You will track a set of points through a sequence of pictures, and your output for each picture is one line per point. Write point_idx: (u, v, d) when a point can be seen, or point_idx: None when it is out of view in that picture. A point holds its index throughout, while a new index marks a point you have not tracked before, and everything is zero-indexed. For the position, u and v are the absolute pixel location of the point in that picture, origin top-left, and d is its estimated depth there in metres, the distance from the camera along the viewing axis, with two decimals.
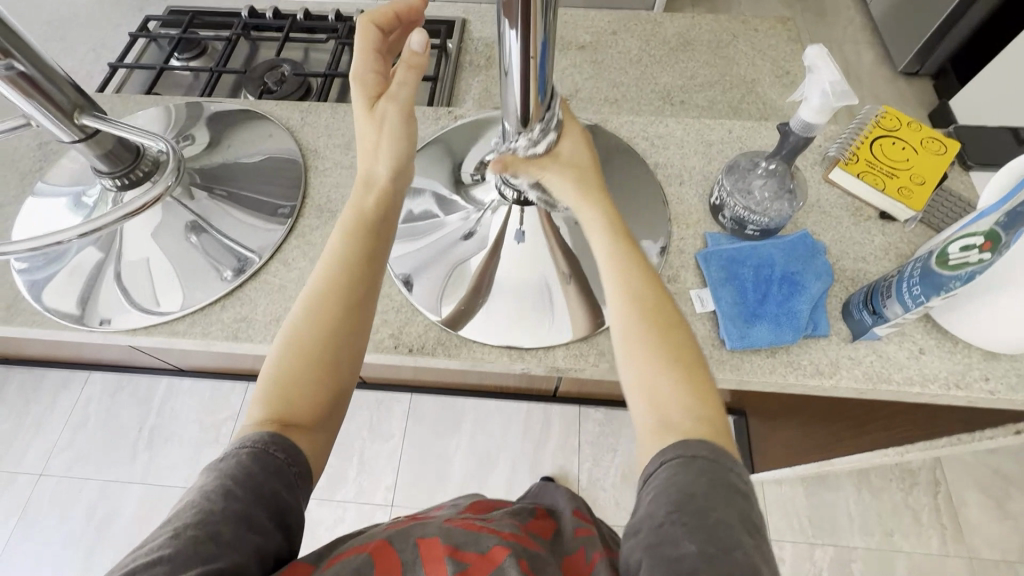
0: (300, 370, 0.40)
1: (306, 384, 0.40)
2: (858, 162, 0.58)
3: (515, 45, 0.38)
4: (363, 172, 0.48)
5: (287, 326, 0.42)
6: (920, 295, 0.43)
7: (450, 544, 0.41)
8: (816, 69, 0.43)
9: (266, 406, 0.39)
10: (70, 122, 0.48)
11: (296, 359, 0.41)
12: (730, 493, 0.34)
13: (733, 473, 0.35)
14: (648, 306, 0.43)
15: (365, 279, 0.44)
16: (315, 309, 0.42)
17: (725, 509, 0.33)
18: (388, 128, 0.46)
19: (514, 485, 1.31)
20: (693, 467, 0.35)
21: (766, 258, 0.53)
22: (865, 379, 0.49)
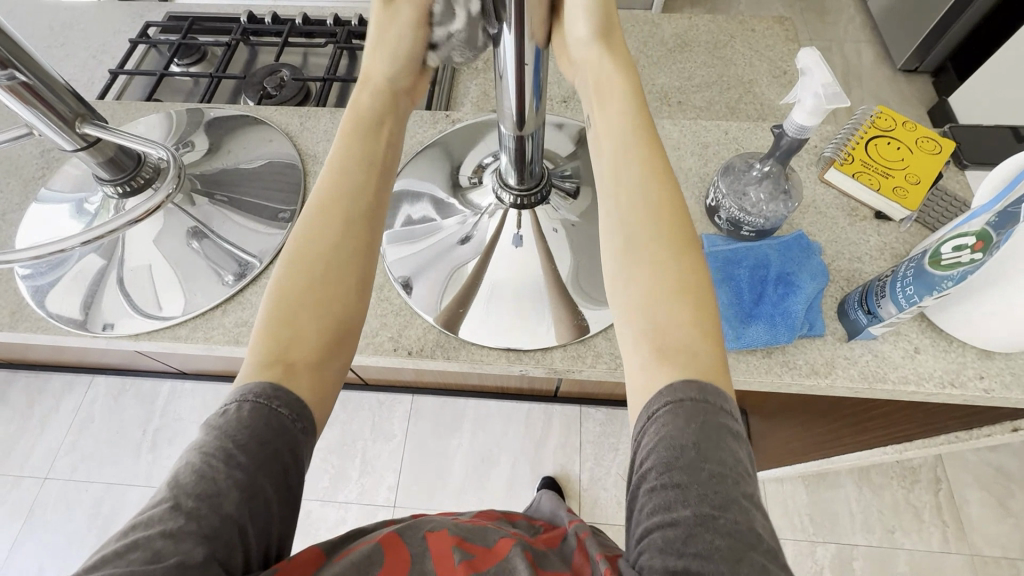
0: (297, 307, 0.37)
1: (309, 323, 0.36)
2: (853, 162, 0.58)
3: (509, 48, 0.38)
4: (365, 79, 0.45)
5: (283, 257, 0.38)
6: (913, 294, 0.44)
7: (457, 535, 0.43)
8: (809, 72, 0.43)
9: (264, 350, 0.36)
10: (71, 129, 0.48)
11: (294, 296, 0.37)
12: (723, 436, 0.31)
13: (728, 410, 0.32)
14: (662, 210, 0.36)
15: (361, 202, 0.40)
16: (317, 232, 0.38)
17: (717, 462, 0.30)
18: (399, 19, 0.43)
19: (515, 484, 1.32)
20: (682, 415, 0.31)
21: (762, 258, 0.54)
22: (860, 379, 0.49)
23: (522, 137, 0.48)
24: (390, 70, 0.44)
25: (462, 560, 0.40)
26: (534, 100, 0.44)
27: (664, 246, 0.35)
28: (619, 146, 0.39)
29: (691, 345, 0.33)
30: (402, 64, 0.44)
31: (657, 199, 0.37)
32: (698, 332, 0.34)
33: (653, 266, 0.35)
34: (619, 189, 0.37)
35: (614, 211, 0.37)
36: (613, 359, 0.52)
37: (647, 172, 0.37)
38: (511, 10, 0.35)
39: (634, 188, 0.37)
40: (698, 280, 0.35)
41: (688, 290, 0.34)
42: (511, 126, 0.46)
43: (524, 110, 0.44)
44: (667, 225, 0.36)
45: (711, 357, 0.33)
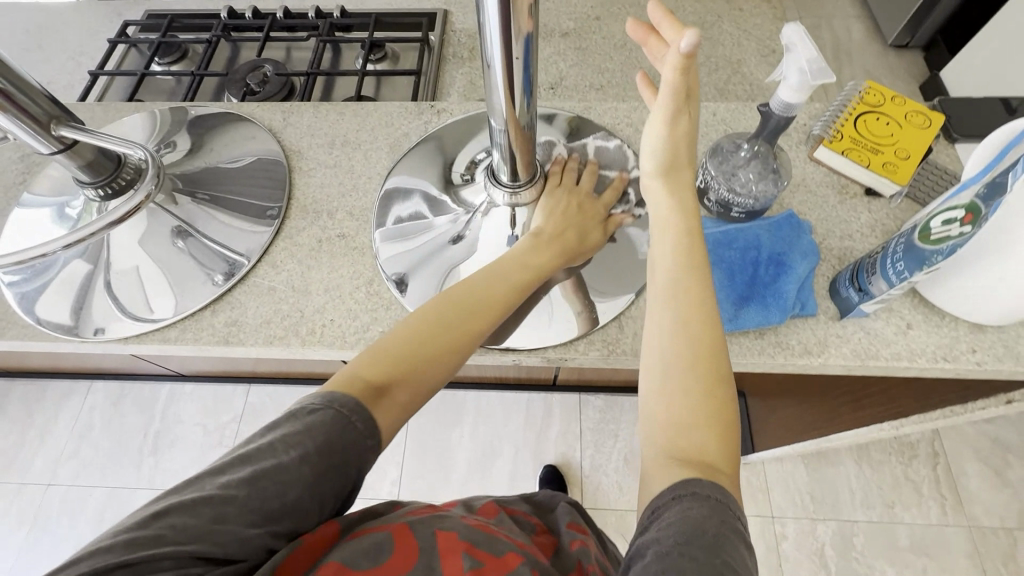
0: (423, 351, 0.43)
1: (420, 373, 0.43)
2: (842, 139, 0.58)
3: (495, 41, 0.37)
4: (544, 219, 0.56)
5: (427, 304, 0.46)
6: (903, 270, 0.43)
7: (466, 541, 0.42)
8: (794, 48, 0.42)
9: (377, 369, 0.42)
10: (48, 133, 0.47)
11: (422, 342, 0.44)
12: (741, 545, 0.32)
13: (744, 527, 0.34)
14: (709, 356, 0.41)
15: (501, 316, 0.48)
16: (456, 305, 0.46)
17: (732, 552, 0.31)
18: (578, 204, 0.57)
19: (518, 473, 1.33)
20: (707, 506, 0.33)
21: (753, 239, 0.53)
22: (854, 357, 0.49)
23: (514, 133, 0.46)
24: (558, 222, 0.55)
25: (470, 568, 0.40)
26: (525, 98, 0.43)
27: (698, 376, 0.40)
28: (672, 285, 0.43)
29: (708, 459, 0.37)
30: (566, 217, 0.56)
31: (700, 337, 0.41)
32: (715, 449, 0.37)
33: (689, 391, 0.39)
34: (673, 324, 0.42)
35: (664, 318, 0.42)
36: (606, 345, 0.52)
37: (699, 311, 0.42)
38: (496, 12, 0.35)
39: (681, 320, 0.42)
40: (726, 415, 0.39)
41: (716, 420, 0.38)
42: (503, 125, 0.46)
43: (514, 108, 0.43)
44: (709, 365, 0.40)
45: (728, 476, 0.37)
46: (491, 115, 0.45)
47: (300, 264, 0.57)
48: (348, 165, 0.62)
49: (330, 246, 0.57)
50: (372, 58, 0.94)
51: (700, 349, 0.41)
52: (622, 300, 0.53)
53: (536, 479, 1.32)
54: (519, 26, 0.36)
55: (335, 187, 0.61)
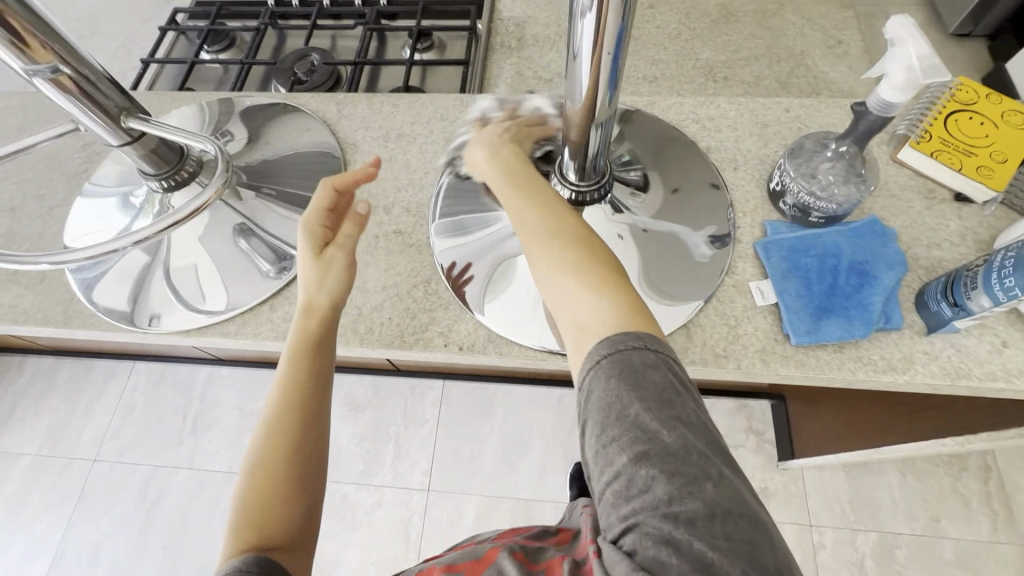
0: (263, 493, 0.42)
1: (274, 509, 0.42)
2: (931, 140, 0.54)
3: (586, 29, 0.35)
4: (303, 300, 0.48)
5: (246, 453, 0.44)
6: (1013, 286, 0.40)
7: (447, 563, 0.47)
8: (900, 42, 0.39)
9: (238, 532, 0.41)
10: (116, 124, 0.47)
11: (254, 491, 0.43)
12: (650, 372, 0.35)
13: (652, 348, 0.36)
14: (549, 230, 0.44)
15: (304, 428, 0.45)
16: (259, 452, 0.44)
17: (674, 426, 0.34)
18: (333, 268, 0.50)
19: (548, 469, 1.33)
20: (622, 368, 0.35)
21: (832, 247, 0.50)
22: (943, 375, 0.46)
23: (589, 130, 0.44)
24: (327, 295, 0.49)
25: None
26: (607, 94, 0.41)
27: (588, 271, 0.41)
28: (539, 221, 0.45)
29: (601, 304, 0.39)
30: (333, 288, 0.49)
31: (570, 245, 0.43)
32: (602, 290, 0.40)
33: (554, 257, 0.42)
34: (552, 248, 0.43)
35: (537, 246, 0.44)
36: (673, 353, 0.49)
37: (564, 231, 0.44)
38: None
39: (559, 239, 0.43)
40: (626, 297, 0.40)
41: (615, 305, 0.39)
42: (579, 119, 0.43)
43: (595, 103, 0.41)
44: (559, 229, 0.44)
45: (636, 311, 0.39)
46: (568, 108, 0.44)
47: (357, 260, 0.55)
48: (402, 159, 0.61)
49: (388, 242, 0.56)
50: (419, 47, 0.92)
51: (537, 229, 0.44)
52: (694, 308, 0.50)
53: (567, 475, 1.32)
54: (615, 14, 0.34)
55: (390, 181, 0.60)
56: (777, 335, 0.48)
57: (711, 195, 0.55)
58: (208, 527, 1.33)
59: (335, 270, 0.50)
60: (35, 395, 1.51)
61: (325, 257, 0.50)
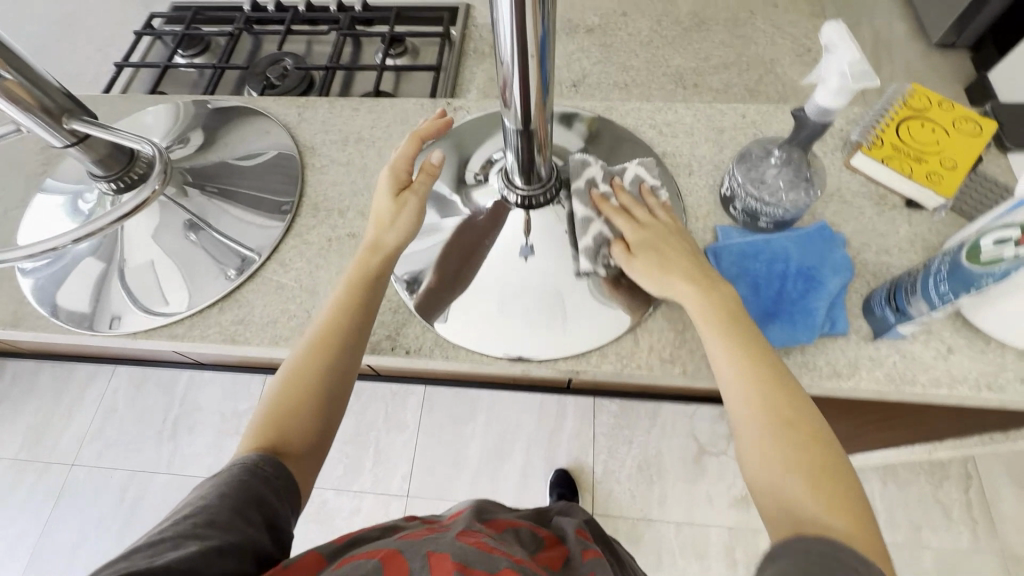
0: (288, 403, 0.44)
1: (299, 421, 0.44)
2: (882, 146, 0.54)
3: (510, 36, 0.35)
4: (370, 239, 0.50)
5: (284, 363, 0.46)
6: (947, 292, 0.40)
7: (459, 560, 0.41)
8: (835, 49, 0.39)
9: (255, 435, 0.43)
10: (59, 126, 0.46)
11: (283, 399, 0.44)
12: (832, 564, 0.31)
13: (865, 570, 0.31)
14: (759, 377, 0.41)
15: (346, 355, 0.46)
16: (294, 366, 0.45)
17: None
18: (404, 213, 0.50)
19: (528, 475, 1.33)
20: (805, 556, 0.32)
21: (780, 252, 0.50)
22: (887, 381, 0.45)
23: (529, 133, 0.44)
24: (396, 238, 0.50)
25: None
26: (541, 95, 0.41)
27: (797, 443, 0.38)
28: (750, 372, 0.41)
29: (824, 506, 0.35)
30: (402, 230, 0.50)
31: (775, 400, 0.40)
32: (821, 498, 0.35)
33: (769, 445, 0.38)
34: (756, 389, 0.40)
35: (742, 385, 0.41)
36: (620, 358, 0.49)
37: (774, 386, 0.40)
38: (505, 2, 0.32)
39: (766, 392, 0.40)
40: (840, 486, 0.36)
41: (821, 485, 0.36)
42: (514, 123, 0.43)
43: (530, 106, 0.41)
44: (777, 404, 0.39)
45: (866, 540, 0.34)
46: (505, 113, 0.43)
47: (310, 262, 0.55)
48: (360, 162, 0.61)
49: (340, 246, 0.56)
50: (392, 52, 0.92)
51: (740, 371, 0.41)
52: (640, 311, 0.50)
53: (547, 482, 1.31)
54: (534, 17, 0.34)
55: (347, 184, 0.60)
56: None
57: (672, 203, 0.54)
58: None
59: (406, 211, 0.51)
60: (15, 398, 1.50)
61: (402, 198, 0.51)
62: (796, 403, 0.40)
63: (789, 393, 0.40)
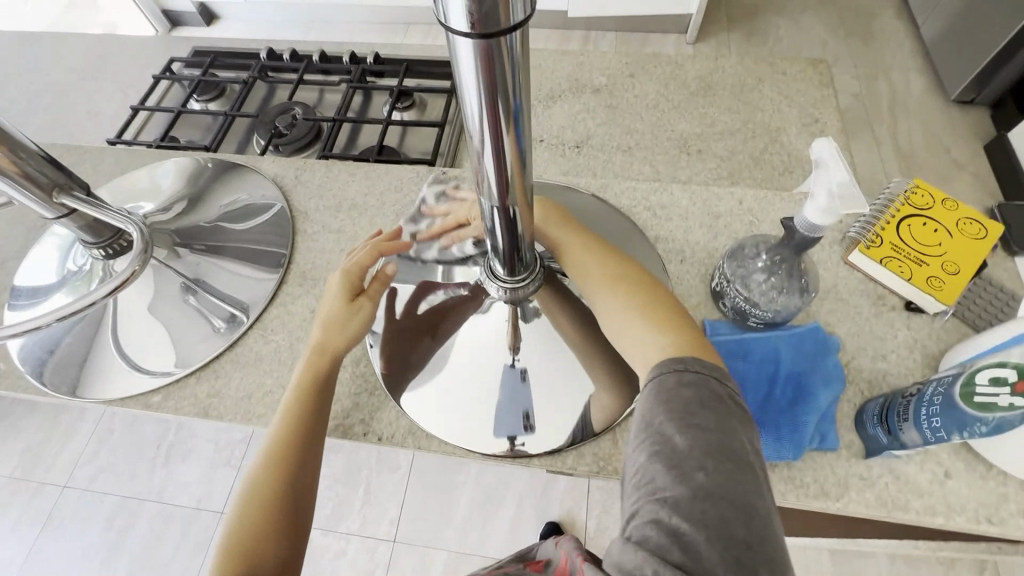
0: (252, 530, 0.41)
1: (264, 545, 0.41)
2: (882, 245, 0.52)
3: (481, 125, 0.33)
4: (315, 342, 0.49)
5: (239, 491, 0.43)
6: (940, 428, 0.38)
7: None
8: (824, 166, 0.38)
9: (223, 573, 0.40)
10: (50, 199, 0.47)
11: (246, 530, 0.41)
12: (688, 389, 0.36)
13: (697, 369, 0.37)
14: (604, 268, 0.48)
15: (306, 463, 0.45)
16: (254, 488, 0.43)
17: (680, 409, 0.35)
18: (358, 319, 0.50)
19: (519, 527, 1.29)
20: (659, 384, 0.37)
21: (771, 355, 0.48)
22: (878, 506, 0.43)
23: (510, 211, 0.42)
24: (347, 341, 0.49)
25: None
26: (524, 173, 0.39)
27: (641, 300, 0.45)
28: (595, 263, 0.49)
29: (660, 330, 0.42)
30: (353, 334, 0.50)
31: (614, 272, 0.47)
32: (659, 325, 0.43)
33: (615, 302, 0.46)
34: (599, 274, 0.48)
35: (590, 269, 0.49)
36: (597, 459, 0.47)
37: (612, 268, 0.48)
38: (479, 92, 0.31)
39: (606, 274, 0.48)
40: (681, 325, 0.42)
41: (670, 329, 0.42)
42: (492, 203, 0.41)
43: (509, 187, 0.39)
44: (609, 266, 0.48)
45: (692, 341, 0.41)
46: (481, 194, 0.41)
47: (290, 335, 0.55)
48: (351, 230, 0.61)
49: None
50: (399, 105, 0.93)
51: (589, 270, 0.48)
52: (620, 409, 0.48)
53: (537, 536, 1.27)
54: (509, 108, 0.32)
55: (336, 253, 0.60)
56: None
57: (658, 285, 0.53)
58: (168, 565, 1.30)
59: (359, 319, 0.50)
60: (16, 416, 1.51)
61: (356, 304, 0.50)
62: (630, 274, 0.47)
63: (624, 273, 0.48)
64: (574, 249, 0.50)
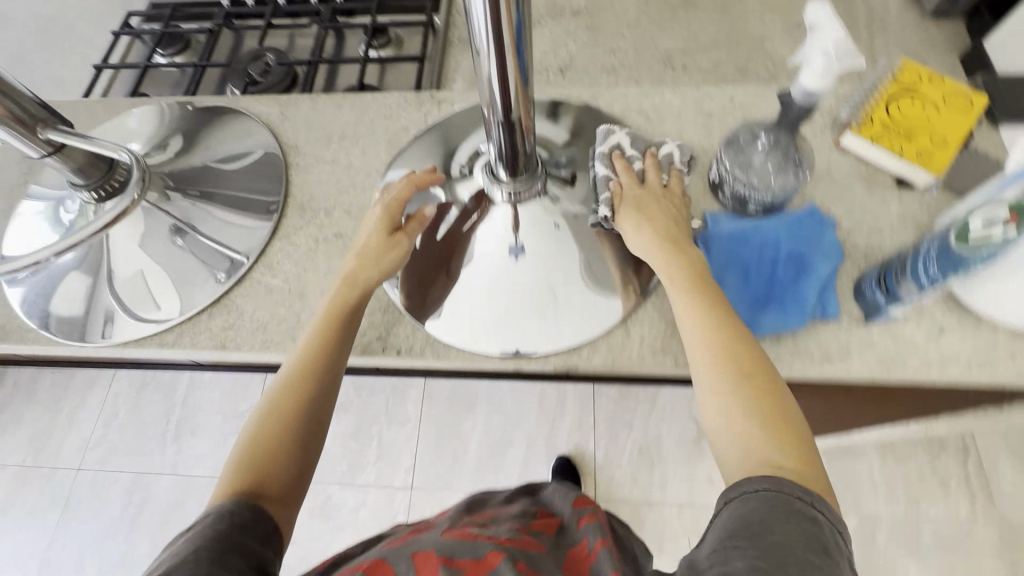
0: (265, 446, 0.42)
1: (279, 458, 0.42)
2: (873, 124, 0.53)
3: (485, 22, 0.35)
4: (347, 272, 0.49)
5: (259, 403, 0.44)
6: (936, 273, 0.40)
7: (443, 555, 0.49)
8: (817, 28, 0.38)
9: (235, 477, 0.41)
10: (33, 135, 0.46)
11: (259, 442, 0.42)
12: (805, 521, 0.33)
13: (818, 506, 0.34)
14: (718, 328, 0.41)
15: (325, 386, 0.45)
16: (272, 409, 0.44)
17: (785, 530, 0.32)
18: (398, 252, 0.50)
19: (530, 463, 1.34)
20: (760, 499, 0.34)
21: (771, 237, 0.49)
22: (879, 364, 0.45)
23: (513, 128, 0.44)
24: (379, 275, 0.49)
25: None
26: (522, 84, 0.40)
27: (755, 390, 0.39)
28: (708, 318, 0.42)
29: (777, 452, 0.37)
30: (388, 269, 0.49)
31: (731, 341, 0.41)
32: (781, 443, 0.37)
33: (729, 402, 0.39)
34: (711, 329, 0.41)
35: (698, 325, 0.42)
36: (612, 350, 0.49)
37: (731, 336, 0.41)
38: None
39: (721, 338, 0.41)
40: (790, 430, 0.38)
41: (782, 432, 0.37)
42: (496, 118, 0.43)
43: (511, 99, 0.41)
44: (735, 349, 0.40)
45: (802, 459, 0.37)
46: (483, 109, 0.43)
47: (298, 265, 0.55)
48: (345, 160, 0.60)
49: (327, 247, 0.55)
50: (375, 44, 0.90)
51: (703, 327, 0.42)
52: (629, 302, 0.50)
53: (549, 469, 1.32)
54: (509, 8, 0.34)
55: (332, 184, 0.59)
56: None
57: None
58: None
59: (399, 251, 0.50)
60: (18, 407, 1.51)
61: (397, 238, 0.50)
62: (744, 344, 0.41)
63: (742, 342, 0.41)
64: (685, 297, 0.43)
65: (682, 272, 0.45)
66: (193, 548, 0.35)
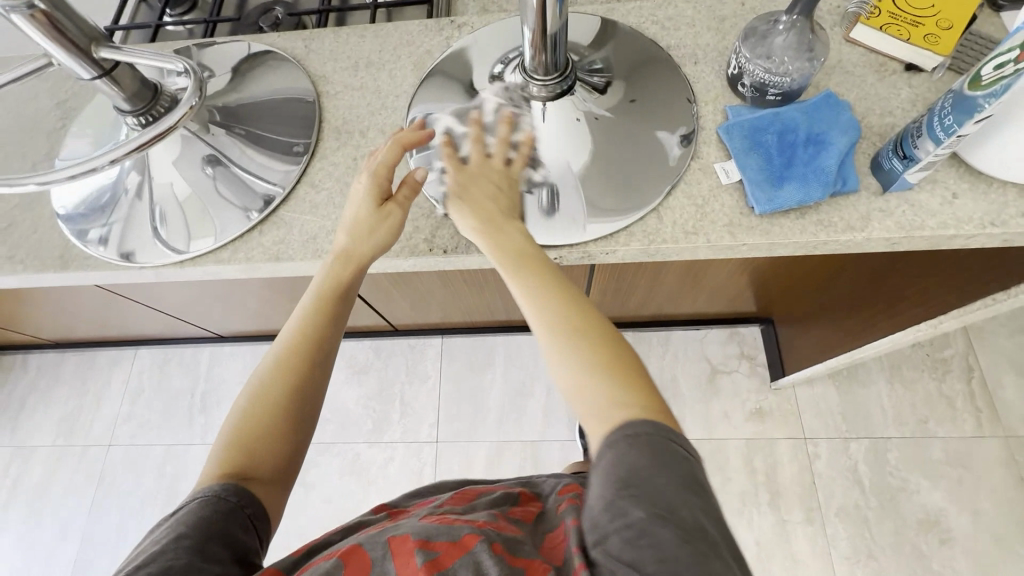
0: (257, 434, 0.48)
1: (272, 445, 0.48)
2: (881, 14, 0.55)
3: None
4: (341, 248, 0.51)
5: (253, 384, 0.50)
6: (952, 123, 0.42)
7: (421, 538, 0.48)
8: None
9: (225, 460, 0.47)
10: (88, 56, 0.48)
11: (254, 424, 0.48)
12: (675, 458, 0.38)
13: (682, 444, 0.39)
14: (557, 304, 0.46)
15: (312, 371, 0.51)
16: (261, 392, 0.49)
17: (666, 474, 0.37)
18: (388, 224, 0.51)
19: (551, 411, 1.38)
20: (637, 444, 0.39)
21: (790, 122, 0.52)
22: (897, 229, 0.49)
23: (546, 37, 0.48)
24: (378, 247, 0.51)
25: (424, 561, 0.45)
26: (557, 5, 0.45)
27: (598, 357, 0.44)
28: (546, 298, 0.46)
29: (628, 402, 0.42)
30: (382, 243, 0.51)
31: (571, 316, 0.46)
32: (624, 390, 0.43)
33: (572, 366, 0.44)
34: (548, 307, 0.46)
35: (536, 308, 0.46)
36: (646, 236, 0.52)
37: (569, 311, 0.46)
38: None
39: (560, 318, 0.45)
40: (623, 376, 0.43)
41: (618, 381, 0.43)
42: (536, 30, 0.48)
43: (546, 16, 0.45)
44: (569, 324, 0.45)
45: (650, 403, 0.42)
46: (525, 20, 0.47)
47: (339, 181, 0.57)
48: (373, 85, 0.62)
49: None
50: None
51: (544, 307, 0.46)
52: (659, 193, 0.53)
53: (569, 415, 1.36)
54: None
55: (363, 107, 0.61)
56: (741, 209, 0.51)
57: (673, 75, 0.58)
58: None
59: (389, 223, 0.51)
60: (45, 390, 1.53)
61: (386, 208, 0.51)
62: (578, 313, 0.46)
63: (579, 314, 0.46)
64: (522, 283, 0.47)
65: (519, 256, 0.48)
66: (172, 538, 0.42)
